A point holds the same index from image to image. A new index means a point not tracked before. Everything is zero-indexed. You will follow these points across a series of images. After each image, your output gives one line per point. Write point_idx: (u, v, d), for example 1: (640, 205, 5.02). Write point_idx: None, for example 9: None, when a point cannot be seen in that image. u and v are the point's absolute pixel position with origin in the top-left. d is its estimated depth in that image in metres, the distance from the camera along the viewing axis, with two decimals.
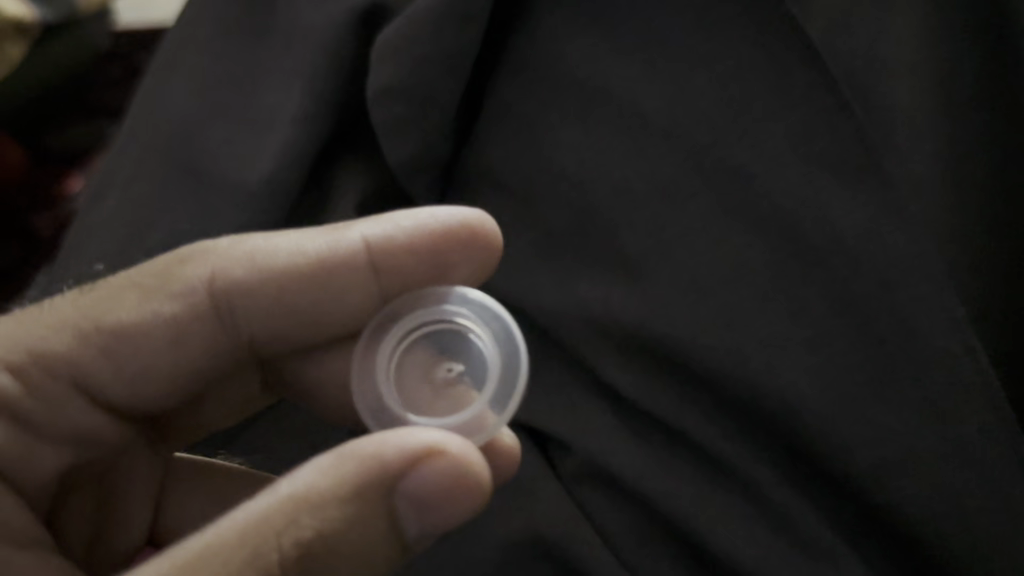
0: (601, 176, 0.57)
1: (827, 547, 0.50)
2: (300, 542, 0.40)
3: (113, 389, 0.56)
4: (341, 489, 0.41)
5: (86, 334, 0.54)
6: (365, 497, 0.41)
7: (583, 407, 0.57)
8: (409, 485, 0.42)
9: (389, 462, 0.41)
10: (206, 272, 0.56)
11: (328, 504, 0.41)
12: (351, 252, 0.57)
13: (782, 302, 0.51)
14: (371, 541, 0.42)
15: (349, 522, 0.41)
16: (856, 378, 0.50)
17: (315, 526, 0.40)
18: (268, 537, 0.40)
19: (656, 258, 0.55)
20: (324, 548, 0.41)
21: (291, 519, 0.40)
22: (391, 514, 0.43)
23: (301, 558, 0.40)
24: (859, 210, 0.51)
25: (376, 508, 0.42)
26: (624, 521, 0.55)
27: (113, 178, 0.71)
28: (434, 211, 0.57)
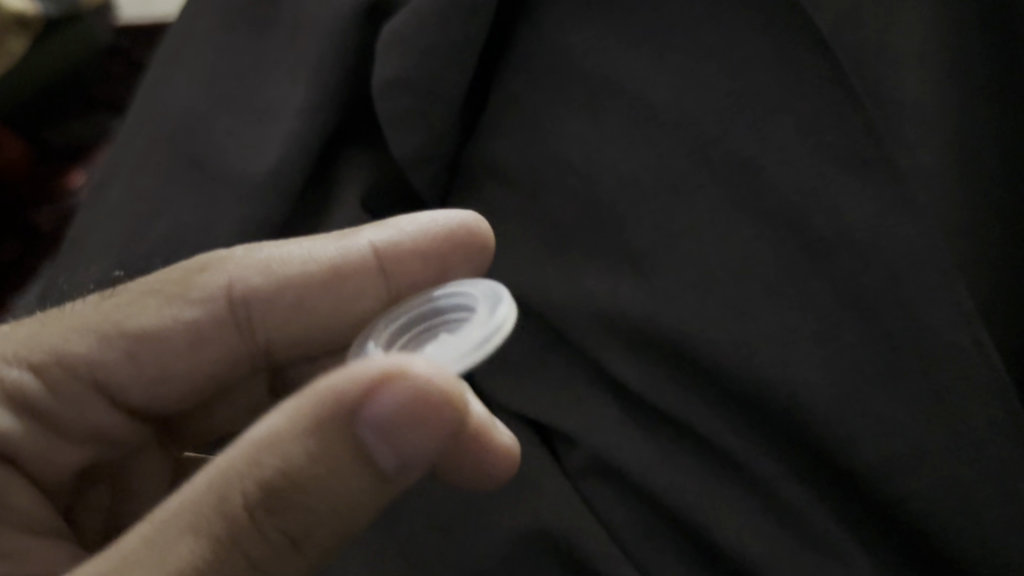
0: (608, 169, 0.57)
1: (833, 542, 0.50)
2: (261, 481, 0.39)
3: (131, 391, 0.58)
4: (297, 425, 0.39)
5: (105, 334, 0.56)
6: (324, 430, 0.39)
7: (589, 401, 0.57)
8: (368, 416, 0.39)
9: (346, 398, 0.39)
10: (224, 280, 0.58)
11: (288, 439, 0.39)
12: (360, 257, 0.59)
13: (791, 294, 0.51)
14: (342, 473, 0.41)
15: (313, 459, 0.40)
16: (865, 370, 0.49)
17: (276, 465, 0.39)
18: (234, 481, 0.40)
19: (664, 250, 0.55)
20: (289, 485, 0.40)
21: (253, 460, 0.40)
22: (359, 445, 0.40)
23: (265, 495, 0.40)
24: (869, 202, 0.50)
25: (339, 441, 0.40)
26: (630, 515, 0.55)
27: (122, 171, 0.71)
28: (436, 216, 0.58)
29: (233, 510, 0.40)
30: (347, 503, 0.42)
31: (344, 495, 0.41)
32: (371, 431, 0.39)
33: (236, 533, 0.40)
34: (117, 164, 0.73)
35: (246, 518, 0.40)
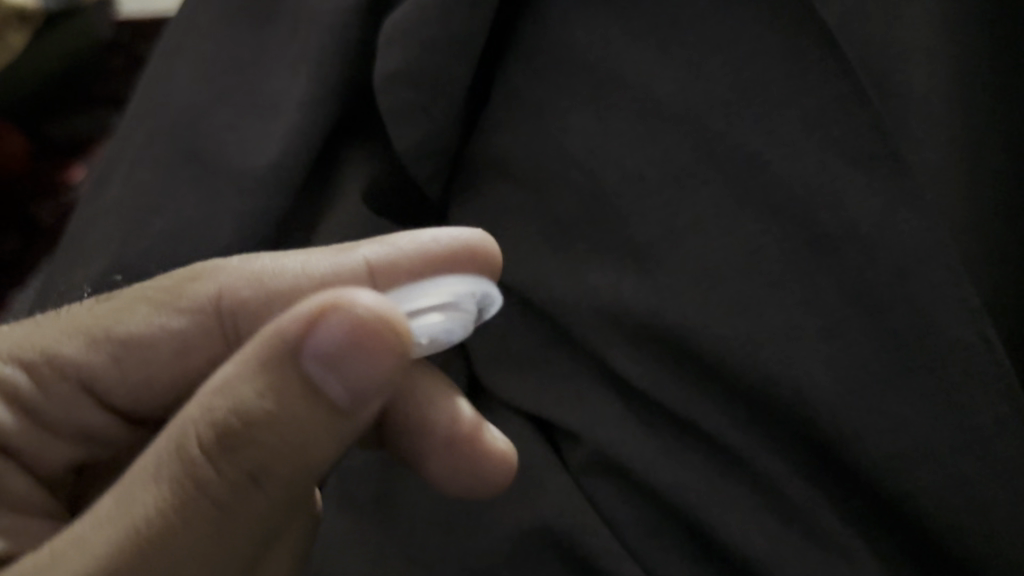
0: (611, 163, 0.56)
1: (839, 539, 0.50)
2: (211, 427, 0.38)
3: (120, 397, 0.57)
4: (244, 367, 0.38)
5: (93, 337, 0.55)
6: (269, 367, 0.38)
7: (592, 397, 0.57)
8: (313, 349, 0.37)
9: (286, 334, 0.37)
10: (214, 288, 0.56)
11: (238, 383, 0.38)
12: (353, 272, 0.55)
13: (796, 290, 0.51)
14: (300, 415, 0.38)
15: (261, 400, 0.38)
16: (871, 367, 0.49)
17: (224, 409, 0.38)
18: (186, 434, 0.38)
19: (668, 245, 0.54)
20: (238, 429, 0.38)
21: (204, 410, 0.38)
22: (307, 381, 0.38)
23: (221, 444, 0.38)
24: (875, 197, 0.49)
25: (288, 379, 0.38)
26: (633, 512, 0.55)
27: (122, 166, 0.70)
28: (437, 236, 0.55)
29: (191, 464, 0.38)
30: (315, 449, 0.40)
31: (309, 439, 0.39)
32: (317, 363, 0.37)
33: (198, 487, 0.38)
34: (117, 158, 0.72)
35: (207, 471, 0.38)
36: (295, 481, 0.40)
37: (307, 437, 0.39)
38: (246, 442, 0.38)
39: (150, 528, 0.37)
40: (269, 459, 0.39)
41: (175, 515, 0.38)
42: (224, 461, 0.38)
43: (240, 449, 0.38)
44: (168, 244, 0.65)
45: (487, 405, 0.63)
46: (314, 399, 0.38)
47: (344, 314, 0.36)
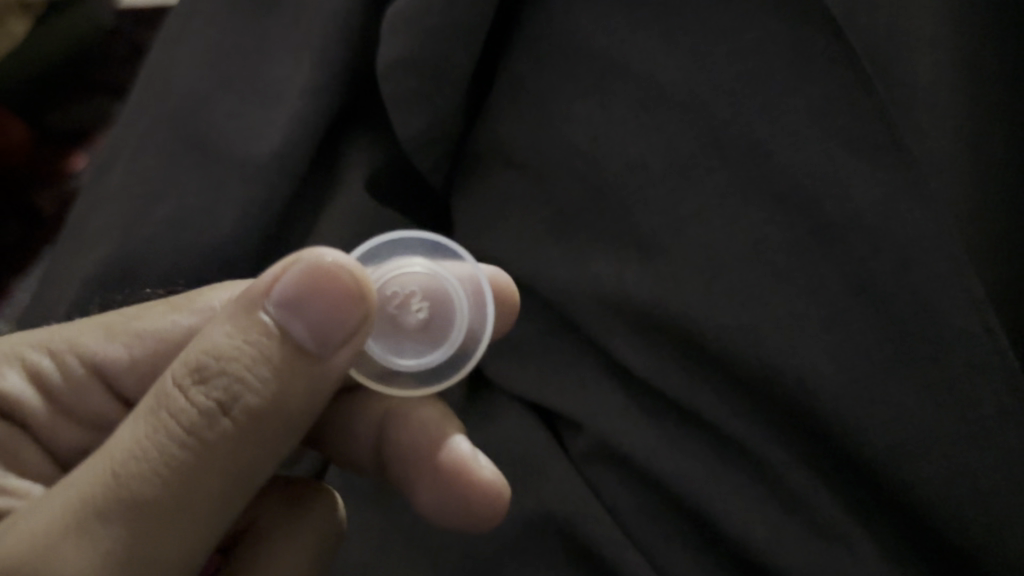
0: (615, 151, 0.56)
1: (840, 528, 0.50)
2: (188, 367, 0.41)
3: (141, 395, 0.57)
4: (220, 321, 0.43)
5: (111, 328, 0.57)
6: (241, 315, 0.42)
7: (594, 387, 0.57)
8: (280, 295, 0.42)
9: (255, 289, 0.43)
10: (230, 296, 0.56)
11: (213, 334, 0.42)
12: None
13: (800, 279, 0.51)
14: (269, 356, 0.42)
15: (233, 343, 0.42)
16: (875, 357, 0.49)
17: (200, 352, 0.42)
18: (165, 380, 0.42)
19: (671, 234, 0.54)
20: (211, 365, 0.41)
21: (182, 360, 0.42)
22: (274, 329, 0.42)
23: (195, 381, 0.41)
24: (878, 186, 0.49)
25: (257, 325, 0.42)
26: (634, 500, 0.55)
27: (125, 152, 0.70)
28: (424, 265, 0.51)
29: (169, 402, 0.41)
30: (284, 396, 0.43)
31: (277, 383, 0.42)
32: (281, 306, 0.42)
33: (175, 421, 0.40)
34: (121, 143, 0.72)
35: (182, 405, 0.40)
36: (267, 433, 0.43)
37: (275, 380, 0.42)
38: (218, 379, 0.41)
39: (128, 456, 0.39)
40: (240, 396, 0.41)
41: (155, 447, 0.40)
42: (198, 395, 0.41)
43: (212, 384, 0.41)
44: (170, 232, 0.65)
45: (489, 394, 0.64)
46: (281, 343, 0.42)
47: (308, 259, 0.43)
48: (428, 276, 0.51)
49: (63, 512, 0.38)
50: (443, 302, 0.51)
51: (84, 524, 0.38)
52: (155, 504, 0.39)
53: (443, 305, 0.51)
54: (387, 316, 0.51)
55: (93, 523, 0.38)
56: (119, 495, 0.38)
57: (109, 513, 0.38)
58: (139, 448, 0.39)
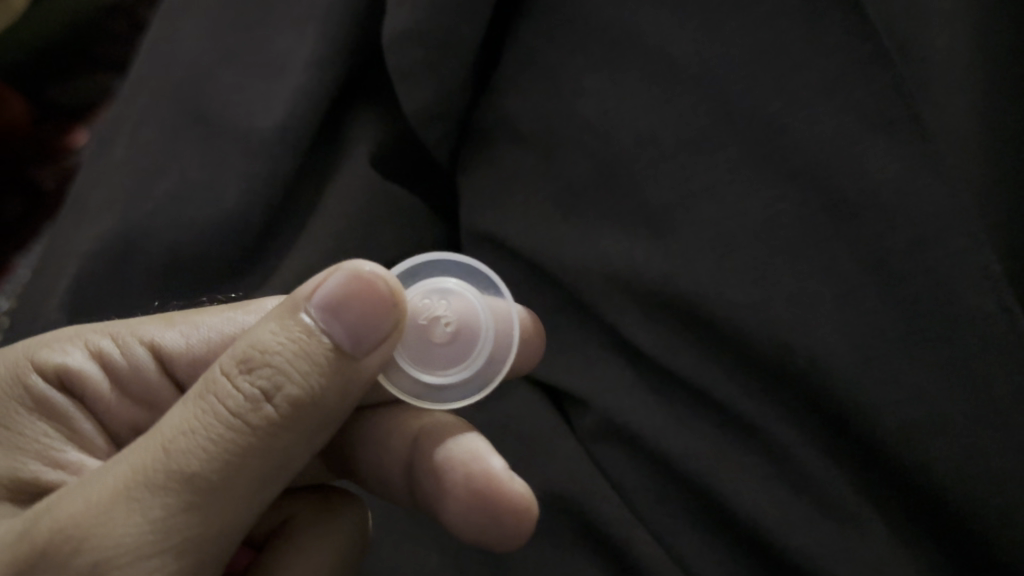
0: (625, 125, 0.55)
1: (850, 508, 0.50)
2: (234, 358, 0.42)
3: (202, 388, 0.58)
4: (268, 316, 0.43)
5: (171, 319, 0.58)
6: (286, 313, 0.42)
7: (601, 365, 0.57)
8: (321, 299, 0.42)
9: (300, 291, 0.42)
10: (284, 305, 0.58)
11: (261, 328, 0.42)
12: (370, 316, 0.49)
13: (813, 257, 0.50)
14: (313, 355, 0.42)
15: (275, 339, 0.42)
16: (887, 335, 0.48)
17: (246, 344, 0.42)
18: (213, 369, 0.42)
19: (681, 210, 0.53)
20: (254, 358, 0.41)
21: (230, 350, 0.42)
22: (315, 331, 0.42)
23: (241, 371, 0.41)
24: (895, 161, 0.48)
25: (301, 324, 0.42)
26: (641, 479, 0.54)
27: (126, 126, 0.70)
28: (459, 284, 0.51)
29: (216, 389, 0.41)
30: (324, 393, 0.43)
31: (319, 381, 0.42)
32: (324, 310, 0.42)
33: (220, 408, 0.41)
34: (122, 116, 0.71)
35: (228, 395, 0.41)
36: (305, 425, 0.43)
37: (317, 377, 0.42)
38: (262, 372, 0.41)
39: (176, 439, 0.40)
40: (279, 390, 0.41)
41: (199, 431, 0.40)
42: (244, 385, 0.41)
43: (257, 377, 0.41)
44: (171, 205, 0.65)
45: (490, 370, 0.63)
46: (323, 343, 0.42)
47: (350, 267, 0.43)
48: (458, 292, 0.50)
49: (110, 484, 0.40)
50: (470, 318, 0.50)
51: (127, 496, 0.39)
52: (193, 482, 0.40)
53: (470, 322, 0.50)
54: (416, 329, 0.50)
55: (135, 496, 0.39)
56: (163, 471, 0.40)
57: (152, 488, 0.39)
58: (184, 431, 0.40)
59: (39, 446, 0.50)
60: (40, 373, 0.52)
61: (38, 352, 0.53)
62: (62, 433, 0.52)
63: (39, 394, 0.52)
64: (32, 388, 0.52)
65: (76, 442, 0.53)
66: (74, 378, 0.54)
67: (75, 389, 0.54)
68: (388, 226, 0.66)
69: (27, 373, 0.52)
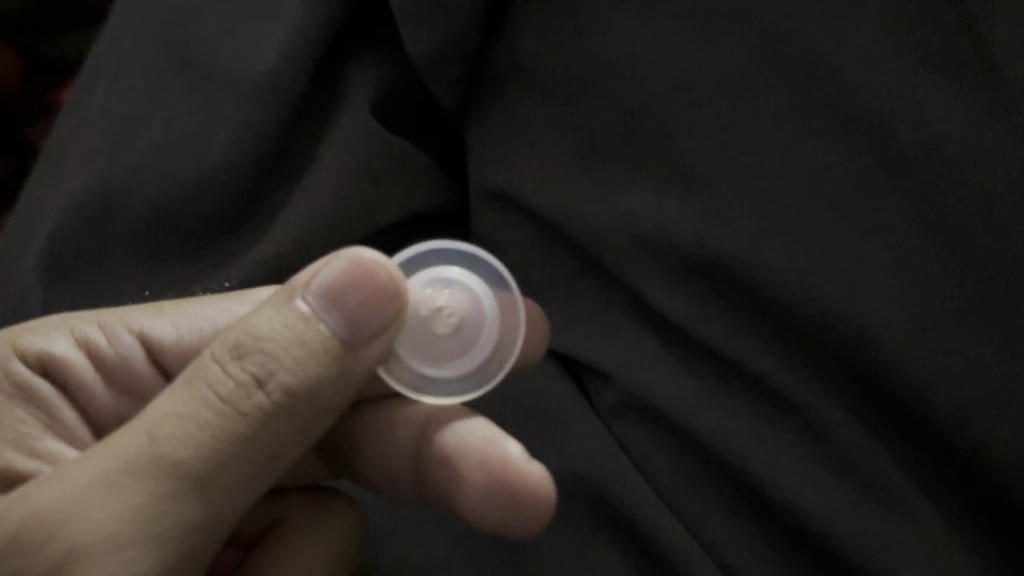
0: (655, 70, 0.50)
1: (900, 493, 0.45)
2: (225, 342, 0.38)
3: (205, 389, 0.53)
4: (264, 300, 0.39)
5: (161, 306, 0.53)
6: (281, 299, 0.38)
7: (625, 335, 0.52)
8: (318, 286, 0.38)
9: (297, 278, 0.39)
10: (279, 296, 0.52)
11: (256, 314, 0.38)
12: None
13: (866, 216, 0.45)
14: (310, 342, 0.38)
15: (269, 325, 0.38)
16: (947, 304, 0.43)
17: (240, 327, 0.38)
18: (204, 352, 0.38)
19: (718, 164, 0.48)
20: (246, 343, 0.37)
21: (223, 334, 0.39)
22: (311, 319, 0.38)
23: (232, 357, 0.37)
24: (961, 110, 0.43)
25: (297, 310, 0.38)
26: (667, 460, 0.50)
27: (108, 69, 0.64)
28: (463, 274, 0.45)
29: (205, 374, 0.37)
30: (322, 382, 0.39)
31: (317, 369, 0.38)
32: (322, 296, 0.38)
33: (209, 394, 0.37)
34: (103, 59, 0.66)
35: (217, 380, 0.37)
36: (301, 415, 0.39)
37: (313, 366, 0.38)
38: (255, 359, 0.37)
39: (161, 424, 0.37)
40: (272, 377, 0.37)
41: (185, 418, 0.37)
42: (234, 371, 0.37)
43: (249, 363, 0.37)
44: (157, 158, 0.60)
45: None
46: (321, 331, 0.38)
47: (349, 255, 0.39)
48: (462, 282, 0.45)
49: (89, 470, 0.36)
50: (475, 310, 0.45)
51: (108, 481, 0.36)
52: (178, 472, 0.36)
53: (474, 313, 0.45)
54: (418, 321, 0.45)
55: (115, 482, 0.36)
56: (148, 455, 0.36)
57: (135, 473, 0.36)
58: (170, 417, 0.37)
59: (15, 436, 0.47)
60: (21, 360, 0.49)
61: (20, 336, 0.50)
62: (43, 423, 0.49)
63: (20, 381, 0.49)
64: (14, 374, 0.48)
65: (55, 431, 0.49)
66: (58, 366, 0.50)
67: (58, 377, 0.50)
68: (391, 182, 0.61)
69: (8, 359, 0.49)
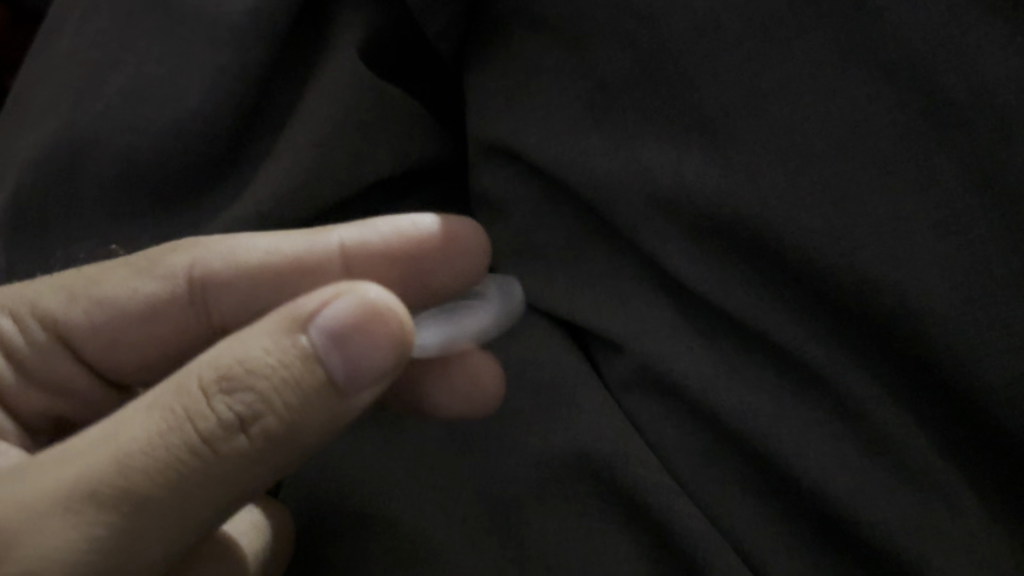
0: (676, 6, 0.44)
1: (937, 477, 0.41)
2: (215, 368, 0.37)
3: (126, 364, 0.54)
4: (256, 327, 0.39)
5: (72, 292, 0.51)
6: (277, 330, 0.38)
7: (637, 303, 0.48)
8: (325, 324, 0.38)
9: (301, 308, 0.39)
10: (186, 262, 0.53)
11: (249, 342, 0.38)
12: (326, 256, 0.53)
13: (912, 171, 0.40)
14: (302, 387, 0.38)
15: (267, 361, 0.38)
16: (997, 271, 0.39)
17: (233, 355, 0.37)
18: (188, 375, 0.38)
19: (746, 113, 0.43)
20: (239, 375, 0.37)
21: (212, 354, 0.38)
22: (309, 358, 0.38)
23: (221, 390, 0.37)
24: (1019, 56, 0.37)
25: (297, 345, 0.38)
26: (681, 437, 0.47)
27: (76, 7, 0.59)
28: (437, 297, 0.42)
29: (188, 404, 0.37)
30: (301, 430, 0.39)
31: (299, 415, 0.39)
32: (326, 335, 0.38)
33: (189, 426, 0.36)
34: None
35: (201, 413, 0.37)
36: (275, 458, 0.39)
37: (299, 407, 0.38)
38: (244, 395, 0.37)
39: (133, 449, 0.35)
40: (258, 414, 0.37)
41: (164, 450, 0.36)
42: (220, 408, 0.37)
43: (236, 400, 0.37)
44: (126, 106, 0.55)
45: None
46: (315, 373, 0.38)
47: (361, 291, 0.40)
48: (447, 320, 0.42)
49: (49, 487, 0.34)
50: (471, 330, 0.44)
51: (67, 507, 0.34)
52: (145, 507, 0.35)
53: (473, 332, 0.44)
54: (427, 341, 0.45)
55: (78, 507, 0.34)
56: (115, 484, 0.34)
57: (96, 500, 0.34)
58: (146, 446, 0.35)
59: None
60: None
61: None
62: None
63: None
64: None
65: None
66: None
67: None
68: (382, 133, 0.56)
69: None
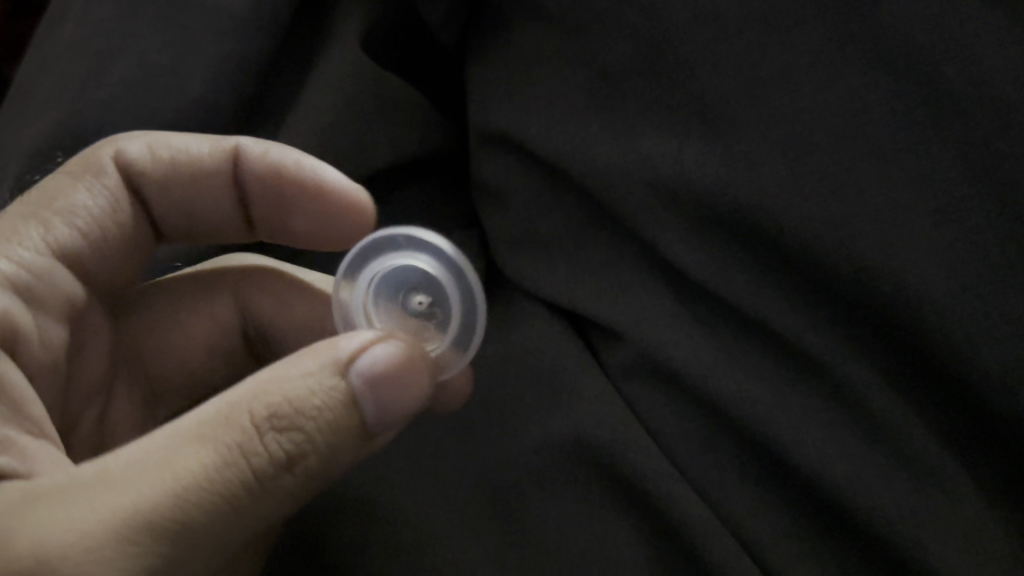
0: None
1: (935, 464, 0.41)
2: (267, 403, 0.36)
3: (103, 272, 0.51)
4: (305, 364, 0.38)
5: (40, 213, 0.48)
6: (326, 371, 0.38)
7: (638, 292, 0.49)
8: (369, 370, 0.39)
9: (344, 348, 0.39)
10: (112, 152, 0.50)
11: (297, 378, 0.37)
12: (220, 161, 0.53)
13: (909, 161, 0.40)
14: (343, 429, 0.38)
15: (317, 402, 0.37)
16: (994, 258, 0.39)
17: (284, 392, 0.37)
18: (239, 406, 0.36)
19: (745, 102, 0.43)
20: (291, 416, 0.37)
21: (261, 388, 0.37)
22: (352, 401, 0.38)
23: (272, 427, 0.36)
24: (1017, 45, 0.39)
25: (342, 387, 0.38)
26: (681, 424, 0.47)
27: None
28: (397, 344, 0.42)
29: (242, 440, 0.36)
30: (331, 467, 0.39)
31: (335, 454, 0.39)
32: (367, 381, 0.39)
33: (244, 464, 0.35)
34: None
35: (255, 452, 0.36)
36: (306, 491, 0.39)
37: (337, 449, 0.39)
38: (294, 435, 0.37)
39: (189, 485, 0.34)
40: (304, 454, 0.37)
41: (219, 486, 0.35)
42: (272, 445, 0.36)
43: (287, 440, 0.36)
44: (127, 97, 0.54)
45: (505, 292, 0.56)
46: (354, 417, 0.38)
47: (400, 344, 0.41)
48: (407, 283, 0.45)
49: (103, 517, 0.33)
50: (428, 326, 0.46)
51: (124, 538, 0.33)
52: (193, 538, 0.35)
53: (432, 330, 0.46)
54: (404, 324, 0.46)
55: (135, 539, 0.33)
56: (168, 518, 0.34)
57: (153, 533, 0.34)
58: (201, 481, 0.35)
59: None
60: None
61: None
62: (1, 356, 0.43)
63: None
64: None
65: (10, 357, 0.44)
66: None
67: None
68: (384, 123, 0.56)
69: None
